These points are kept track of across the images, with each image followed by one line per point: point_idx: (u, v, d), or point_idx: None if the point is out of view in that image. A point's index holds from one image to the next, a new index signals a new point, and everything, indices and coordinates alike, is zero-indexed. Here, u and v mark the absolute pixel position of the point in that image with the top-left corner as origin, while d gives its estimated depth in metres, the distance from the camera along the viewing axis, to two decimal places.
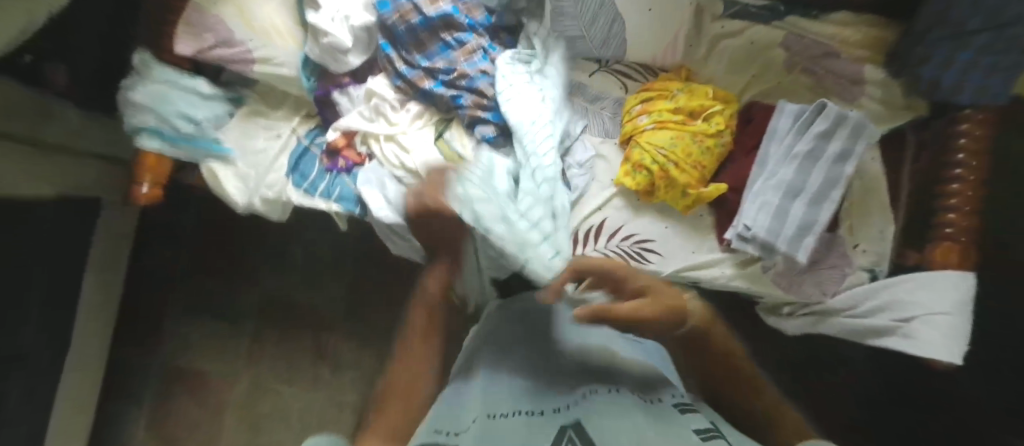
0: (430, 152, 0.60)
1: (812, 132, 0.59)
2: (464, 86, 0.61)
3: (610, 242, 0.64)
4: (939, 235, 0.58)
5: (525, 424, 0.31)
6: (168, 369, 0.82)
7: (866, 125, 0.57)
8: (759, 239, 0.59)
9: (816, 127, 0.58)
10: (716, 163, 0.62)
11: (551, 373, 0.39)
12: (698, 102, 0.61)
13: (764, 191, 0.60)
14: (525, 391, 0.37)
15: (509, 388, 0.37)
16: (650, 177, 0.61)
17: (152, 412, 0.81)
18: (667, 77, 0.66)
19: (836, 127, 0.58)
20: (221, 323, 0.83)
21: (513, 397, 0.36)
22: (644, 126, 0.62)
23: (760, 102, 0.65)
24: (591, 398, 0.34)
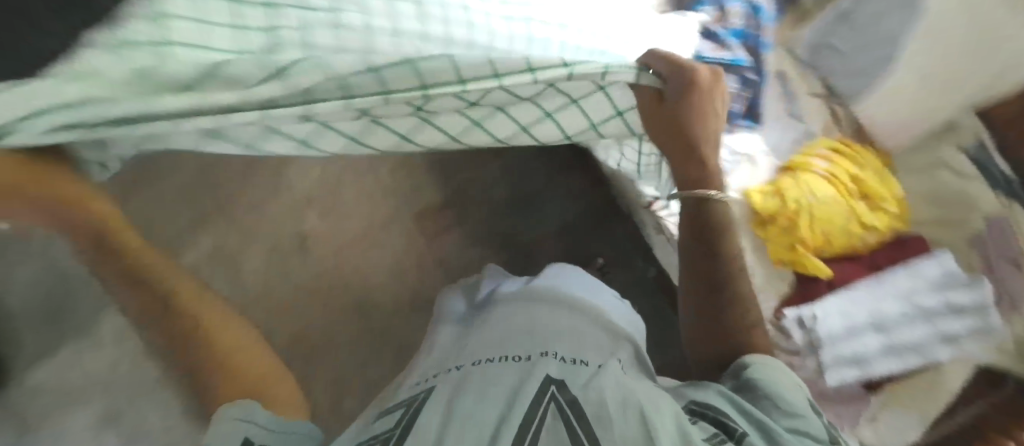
0: None
1: (944, 295, 0.67)
2: None
3: None
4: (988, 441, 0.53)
5: (513, 372, 0.43)
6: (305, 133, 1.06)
7: (996, 324, 0.66)
8: (813, 330, 0.70)
9: (952, 293, 0.67)
10: (839, 243, 0.71)
11: (535, 322, 0.51)
12: (878, 191, 0.69)
13: (857, 309, 0.69)
14: (511, 338, 0.48)
15: (486, 340, 0.50)
16: (779, 207, 0.71)
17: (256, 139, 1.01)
18: (843, 142, 0.72)
19: (971, 310, 0.67)
20: None
21: (505, 342, 0.48)
22: (814, 170, 0.70)
23: (919, 236, 0.71)
24: (576, 361, 0.45)
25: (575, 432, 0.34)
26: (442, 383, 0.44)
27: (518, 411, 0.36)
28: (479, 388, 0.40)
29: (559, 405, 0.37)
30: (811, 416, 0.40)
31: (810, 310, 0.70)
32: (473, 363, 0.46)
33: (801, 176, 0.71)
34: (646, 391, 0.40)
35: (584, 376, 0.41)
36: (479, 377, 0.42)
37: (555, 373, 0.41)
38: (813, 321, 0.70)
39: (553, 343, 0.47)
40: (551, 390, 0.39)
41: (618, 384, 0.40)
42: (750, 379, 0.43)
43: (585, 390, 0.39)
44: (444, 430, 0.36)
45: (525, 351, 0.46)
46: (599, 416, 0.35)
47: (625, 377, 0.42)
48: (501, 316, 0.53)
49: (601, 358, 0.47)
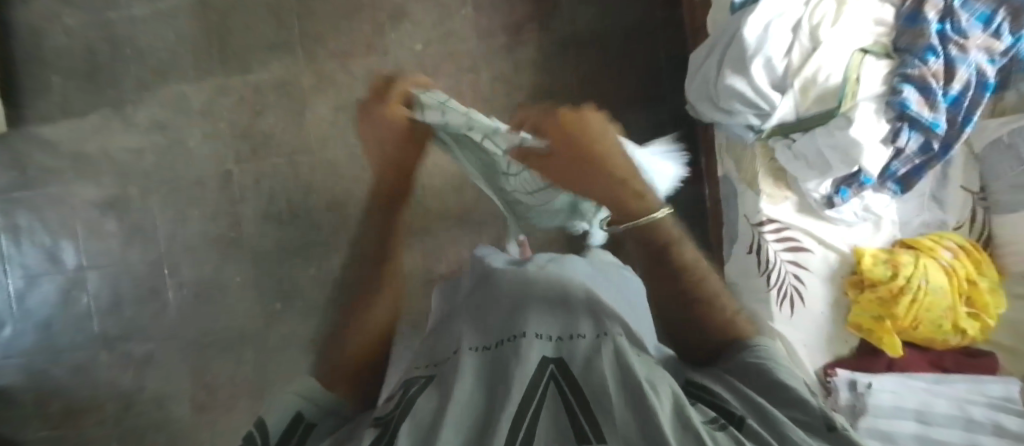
0: (839, 53, 0.68)
1: (1000, 416, 0.67)
2: (938, 22, 0.66)
3: (783, 259, 0.75)
4: None
5: (500, 358, 0.38)
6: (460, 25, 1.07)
7: None
8: (865, 395, 0.71)
9: (1009, 417, 0.67)
10: (923, 333, 0.72)
11: (545, 291, 0.47)
12: (981, 301, 0.70)
13: (911, 394, 0.71)
14: (507, 317, 0.44)
15: (479, 320, 0.45)
16: (886, 275, 0.71)
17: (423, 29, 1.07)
18: (971, 244, 0.73)
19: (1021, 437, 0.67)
20: (519, 38, 1.08)
21: (503, 318, 0.44)
22: (937, 261, 0.71)
23: (990, 354, 0.73)
24: (575, 334, 0.40)
25: (576, 418, 0.31)
26: (435, 374, 0.40)
27: (515, 393, 0.33)
28: (473, 374, 0.37)
29: (560, 387, 0.34)
30: (809, 393, 0.31)
31: (868, 379, 0.72)
32: (467, 348, 0.41)
33: (922, 262, 0.71)
34: (649, 366, 0.35)
35: (584, 353, 0.37)
36: (475, 362, 0.38)
37: (552, 353, 0.37)
38: (866, 390, 0.71)
39: (578, 321, 0.42)
40: (551, 371, 0.35)
41: (619, 364, 0.34)
42: (751, 361, 0.33)
43: (585, 367, 0.35)
44: (444, 405, 0.34)
45: (519, 330, 0.41)
46: (602, 401, 0.31)
47: (643, 351, 0.38)
48: (506, 293, 0.48)
49: (605, 324, 0.42)
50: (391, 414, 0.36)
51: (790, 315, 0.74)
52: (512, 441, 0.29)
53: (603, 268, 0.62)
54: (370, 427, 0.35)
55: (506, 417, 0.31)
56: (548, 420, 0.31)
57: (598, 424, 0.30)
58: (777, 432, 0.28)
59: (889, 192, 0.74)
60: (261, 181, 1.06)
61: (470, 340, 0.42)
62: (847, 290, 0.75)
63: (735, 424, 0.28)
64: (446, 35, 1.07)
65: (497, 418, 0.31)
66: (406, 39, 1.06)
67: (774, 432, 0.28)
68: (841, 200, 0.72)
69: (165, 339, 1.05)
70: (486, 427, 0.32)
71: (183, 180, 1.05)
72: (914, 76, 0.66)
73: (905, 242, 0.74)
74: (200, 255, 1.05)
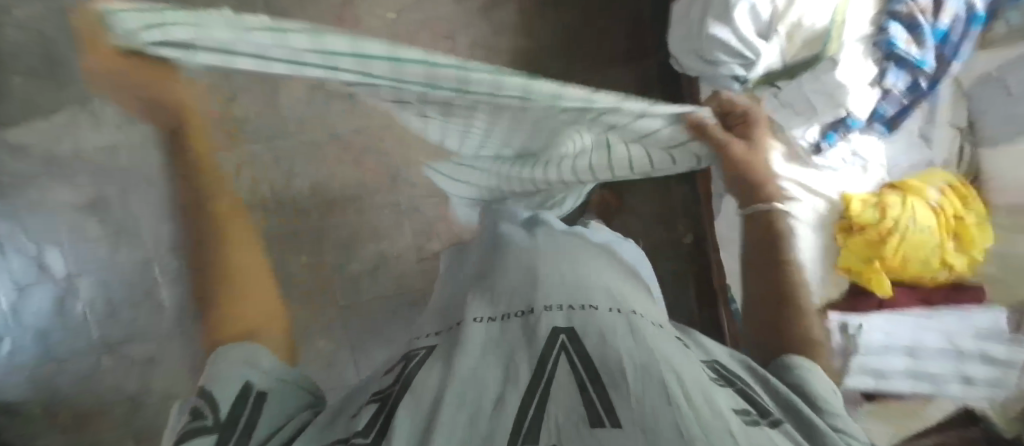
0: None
1: (982, 345, 0.72)
2: None
3: None
4: None
5: (518, 330, 0.47)
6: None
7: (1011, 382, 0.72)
8: (856, 337, 0.73)
9: (990, 346, 0.72)
10: (913, 272, 0.73)
11: (551, 272, 0.56)
12: (969, 236, 0.72)
13: (900, 331, 0.73)
14: (518, 294, 0.53)
15: (488, 298, 0.54)
16: (875, 217, 0.72)
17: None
18: (958, 181, 0.75)
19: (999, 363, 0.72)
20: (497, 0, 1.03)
21: (520, 296, 0.53)
22: (925, 201, 0.72)
23: (978, 287, 0.75)
24: (585, 306, 0.49)
25: (588, 396, 0.37)
26: (442, 341, 0.49)
27: (526, 370, 0.41)
28: (480, 348, 0.45)
29: (569, 355, 0.42)
30: (844, 414, 0.45)
31: (859, 320, 0.73)
32: (472, 319, 0.50)
33: (910, 203, 0.72)
34: (668, 349, 0.43)
35: (594, 326, 0.46)
36: (481, 335, 0.47)
37: (563, 324, 0.46)
38: (858, 330, 0.73)
39: (588, 297, 0.51)
40: (562, 342, 0.44)
41: (639, 344, 0.43)
42: (791, 382, 0.49)
43: (600, 347, 0.43)
44: (445, 386, 0.40)
45: (528, 306, 0.51)
46: (615, 383, 0.38)
47: (653, 331, 0.47)
48: (514, 273, 0.57)
49: (612, 303, 0.51)
50: (389, 389, 0.44)
51: None
52: (528, 408, 0.36)
53: (610, 245, 0.70)
54: (369, 403, 0.42)
55: (522, 393, 0.38)
56: (562, 392, 0.38)
57: (614, 406, 0.35)
58: (810, 435, 0.40)
59: (877, 133, 0.75)
60: (243, 169, 1.04)
61: (476, 312, 0.52)
62: (837, 234, 0.75)
63: (769, 423, 0.38)
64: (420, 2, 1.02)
65: (507, 396, 0.38)
66: (378, 8, 1.01)
67: (807, 436, 0.40)
68: (828, 144, 0.75)
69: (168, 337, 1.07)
70: (497, 402, 0.38)
71: (160, 175, 1.02)
72: (902, 12, 0.67)
73: (893, 183, 0.76)
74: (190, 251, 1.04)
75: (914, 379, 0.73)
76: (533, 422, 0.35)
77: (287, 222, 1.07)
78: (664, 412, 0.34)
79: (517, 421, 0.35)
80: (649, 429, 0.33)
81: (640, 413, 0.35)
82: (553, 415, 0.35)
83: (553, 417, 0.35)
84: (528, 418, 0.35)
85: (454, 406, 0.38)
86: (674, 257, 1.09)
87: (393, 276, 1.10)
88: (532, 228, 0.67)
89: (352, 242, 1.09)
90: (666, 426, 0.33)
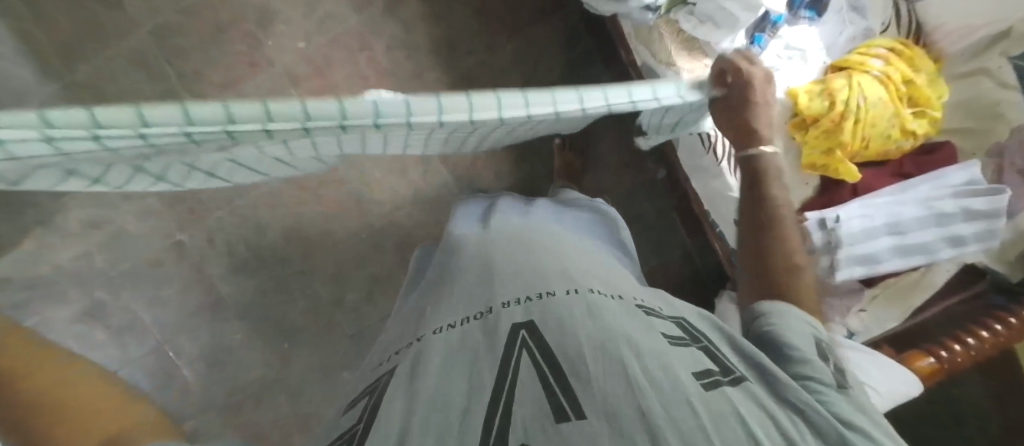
0: None
1: (966, 202, 0.71)
2: None
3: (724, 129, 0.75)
4: (951, 343, 0.65)
5: (478, 332, 0.41)
6: (335, 5, 0.99)
7: (997, 237, 0.70)
8: (836, 230, 0.71)
9: (974, 201, 0.70)
10: (876, 149, 0.72)
11: (508, 261, 0.49)
12: (922, 97, 0.72)
13: (877, 211, 0.72)
14: (476, 291, 0.46)
15: (447, 302, 0.47)
16: (826, 109, 0.69)
17: (300, 24, 0.99)
18: (903, 45, 0.75)
19: (985, 218, 0.70)
20: None
21: (478, 293, 0.46)
22: (872, 75, 0.70)
23: (948, 143, 0.76)
24: (542, 294, 0.44)
25: (551, 389, 0.33)
26: (404, 360, 0.42)
27: (489, 374, 0.36)
28: (443, 357, 0.39)
29: (530, 351, 0.37)
30: (813, 352, 0.44)
31: (835, 212, 0.72)
32: (432, 331, 0.43)
33: (856, 83, 0.69)
34: (622, 321, 0.39)
35: (553, 314, 0.41)
36: (441, 345, 0.40)
37: (522, 319, 0.41)
38: (836, 223, 0.71)
39: (544, 282, 0.45)
40: (522, 338, 0.38)
41: (595, 323, 0.39)
42: (765, 330, 0.47)
43: (559, 332, 0.38)
44: (411, 411, 0.34)
45: (487, 305, 0.44)
46: (578, 374, 0.34)
47: (614, 308, 0.42)
48: (471, 271, 0.49)
49: (569, 284, 0.45)
50: (357, 427, 0.38)
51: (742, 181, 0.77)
52: (493, 416, 0.32)
53: (565, 211, 0.64)
54: None
55: (488, 398, 0.33)
56: (524, 389, 0.33)
57: (576, 395, 0.32)
58: (770, 383, 0.39)
59: (806, 21, 0.74)
60: (214, 237, 1.03)
61: (437, 321, 0.44)
62: (793, 134, 0.73)
63: (727, 380, 0.36)
64: (325, 22, 0.99)
65: (472, 405, 0.33)
66: (287, 41, 0.98)
67: (768, 386, 0.38)
68: (759, 48, 0.70)
69: (197, 414, 1.00)
70: (464, 418, 0.32)
71: (138, 266, 1.00)
72: None
73: (838, 65, 0.73)
74: (191, 329, 1.02)
75: (904, 253, 0.72)
76: (500, 428, 0.31)
77: (274, 273, 1.05)
78: (622, 394, 0.31)
79: (484, 432, 0.31)
80: (613, 416, 0.30)
81: (599, 398, 0.31)
82: (518, 418, 0.31)
83: (520, 418, 0.31)
84: (494, 427, 0.31)
85: (423, 431, 0.32)
86: (651, 198, 1.07)
87: (391, 291, 1.09)
88: (487, 219, 0.59)
89: (340, 273, 1.08)
90: (629, 410, 0.30)
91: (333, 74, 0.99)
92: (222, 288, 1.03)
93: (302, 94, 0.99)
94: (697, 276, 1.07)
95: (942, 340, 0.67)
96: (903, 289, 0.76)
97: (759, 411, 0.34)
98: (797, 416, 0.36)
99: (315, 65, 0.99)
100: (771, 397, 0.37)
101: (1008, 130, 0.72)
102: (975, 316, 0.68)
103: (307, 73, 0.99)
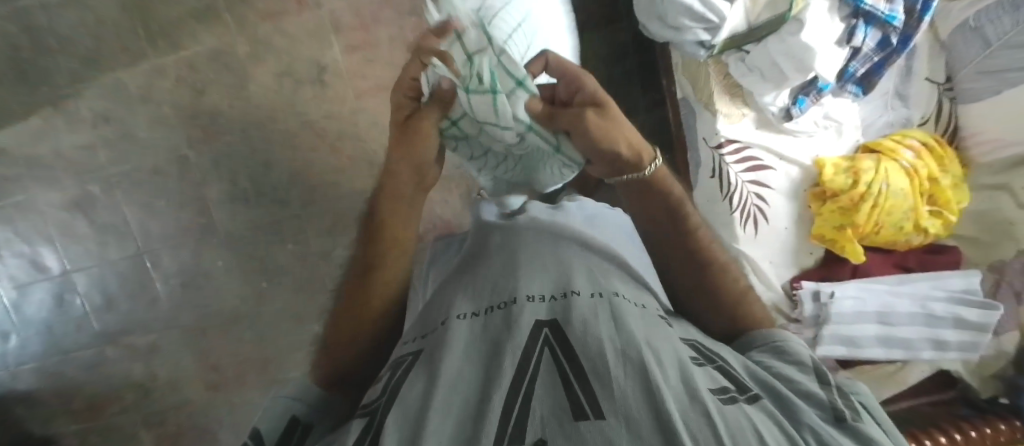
0: None
1: (960, 309, 0.73)
2: None
3: (742, 175, 0.73)
4: (931, 437, 0.64)
5: (499, 324, 0.39)
6: None
7: (977, 348, 0.74)
8: (827, 305, 0.72)
9: (967, 310, 0.73)
10: (886, 236, 0.75)
11: (534, 258, 0.47)
12: (944, 199, 0.74)
13: (872, 296, 0.73)
14: (500, 283, 0.44)
15: (468, 289, 0.46)
16: (849, 187, 0.71)
17: None
18: (937, 142, 0.76)
19: (971, 328, 0.74)
20: None
21: (502, 283, 0.44)
22: (900, 164, 0.73)
23: (954, 247, 0.79)
24: (566, 293, 0.41)
25: (571, 386, 0.30)
26: (425, 344, 0.41)
27: (509, 365, 0.33)
28: (464, 343, 0.37)
29: (552, 348, 0.35)
30: (806, 379, 0.37)
31: (831, 288, 0.73)
32: (454, 317, 0.41)
33: (882, 168, 0.72)
34: (645, 328, 0.36)
35: (576, 313, 0.37)
36: (463, 332, 0.39)
37: (545, 317, 0.38)
38: (830, 298, 0.72)
39: (569, 281, 0.43)
40: (545, 335, 0.36)
41: (618, 327, 0.35)
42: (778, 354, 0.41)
43: (582, 330, 0.35)
44: (430, 391, 0.33)
45: (510, 295, 0.42)
46: (599, 373, 0.31)
47: (637, 314, 0.39)
48: (495, 262, 0.48)
49: (595, 286, 0.42)
50: (378, 400, 0.36)
51: (753, 236, 0.74)
52: (512, 406, 0.29)
53: (600, 214, 0.61)
54: (357, 419, 0.35)
55: (507, 385, 0.31)
56: (544, 386, 0.31)
57: (595, 395, 0.29)
58: (782, 406, 0.34)
59: (850, 95, 0.74)
60: (220, 162, 0.99)
61: (459, 307, 0.43)
62: (811, 204, 0.75)
63: (744, 399, 0.32)
64: None
65: (491, 395, 0.31)
66: None
67: (782, 407, 0.34)
68: (799, 110, 0.71)
69: (164, 329, 1.01)
70: (481, 405, 0.31)
71: (140, 172, 0.97)
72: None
73: (872, 146, 0.75)
74: (176, 245, 1.00)
75: (889, 343, 0.74)
76: (519, 421, 0.28)
77: (268, 211, 1.01)
78: (638, 400, 0.28)
79: (501, 424, 0.28)
80: (632, 420, 0.27)
81: (617, 398, 0.29)
82: (536, 413, 0.29)
83: (539, 413, 0.29)
84: (513, 417, 0.29)
85: (442, 411, 0.31)
86: None
87: None
88: (516, 212, 0.58)
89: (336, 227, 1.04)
90: (645, 417, 0.27)
91: (377, 31, 0.99)
92: (214, 213, 1.00)
93: (341, 44, 0.98)
94: None
95: (922, 434, 0.65)
96: (878, 377, 0.76)
97: (781, 439, 0.29)
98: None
99: (360, 14, 0.98)
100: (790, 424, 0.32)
101: (1014, 250, 0.76)
102: (949, 421, 0.68)
103: (350, 24, 0.98)
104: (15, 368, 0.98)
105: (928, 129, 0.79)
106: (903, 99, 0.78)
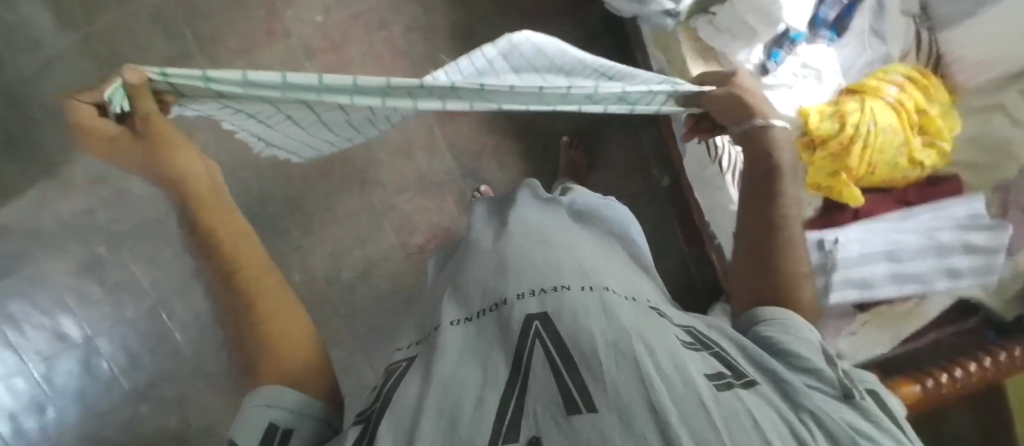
0: None
1: (968, 236, 0.73)
2: None
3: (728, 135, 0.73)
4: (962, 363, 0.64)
5: (492, 327, 0.39)
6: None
7: (992, 276, 0.73)
8: (833, 252, 0.72)
9: (976, 236, 0.73)
10: (883, 175, 0.74)
11: (523, 254, 0.47)
12: (936, 130, 0.73)
13: (876, 236, 0.73)
14: (491, 284, 0.44)
15: (461, 294, 0.46)
16: (837, 132, 0.71)
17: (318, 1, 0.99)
18: (922, 73, 0.75)
19: (982, 255, 0.73)
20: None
21: (493, 283, 0.44)
22: (885, 100, 0.72)
23: (955, 176, 0.78)
24: (557, 287, 0.41)
25: (564, 380, 0.30)
26: (421, 352, 0.41)
27: (504, 367, 0.34)
28: (458, 348, 0.37)
29: (543, 341, 0.35)
30: (810, 355, 0.38)
31: (834, 235, 0.73)
32: (447, 323, 0.42)
33: (868, 107, 0.71)
34: (636, 320, 0.36)
35: (568, 309, 0.37)
36: (457, 338, 0.39)
37: (536, 310, 0.38)
38: (833, 245, 0.72)
39: (559, 276, 0.43)
40: (535, 328, 0.36)
41: (609, 320, 0.36)
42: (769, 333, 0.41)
43: (573, 325, 0.35)
44: (424, 394, 0.33)
45: (501, 295, 0.42)
46: (591, 366, 0.31)
47: (630, 307, 0.39)
48: (487, 261, 0.48)
49: (584, 280, 0.42)
50: (373, 407, 0.37)
51: None
52: (505, 407, 0.30)
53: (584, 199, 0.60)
54: (351, 427, 0.35)
55: (502, 386, 0.32)
56: (538, 382, 0.31)
57: (588, 389, 0.29)
58: (781, 387, 0.34)
59: (826, 40, 0.76)
60: None
61: (450, 314, 0.43)
62: (801, 153, 0.74)
63: (740, 384, 0.32)
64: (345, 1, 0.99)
65: (484, 396, 0.31)
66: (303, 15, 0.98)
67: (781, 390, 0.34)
68: (775, 63, 0.71)
69: (190, 373, 1.02)
70: (476, 406, 0.31)
71: (144, 225, 0.99)
72: None
73: (858, 86, 0.74)
74: (186, 292, 1.01)
75: (902, 276, 0.74)
76: (514, 419, 0.29)
77: (270, 245, 1.01)
78: (631, 391, 0.28)
79: (496, 422, 0.29)
80: (626, 409, 0.27)
81: (611, 391, 0.29)
82: (531, 409, 0.29)
83: (533, 411, 0.29)
84: (507, 418, 0.29)
85: (435, 414, 0.31)
86: (655, 201, 1.06)
87: (386, 274, 1.04)
88: (507, 213, 0.58)
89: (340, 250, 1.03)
90: (639, 406, 0.27)
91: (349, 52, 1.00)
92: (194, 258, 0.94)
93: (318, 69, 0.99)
94: (696, 282, 1.06)
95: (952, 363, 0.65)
96: (897, 317, 0.76)
97: (778, 421, 0.30)
98: (815, 422, 0.31)
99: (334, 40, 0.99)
100: (785, 405, 0.32)
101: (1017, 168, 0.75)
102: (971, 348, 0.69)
103: (322, 50, 0.98)
104: (53, 434, 1.00)
105: (911, 60, 0.78)
106: (883, 32, 0.78)
